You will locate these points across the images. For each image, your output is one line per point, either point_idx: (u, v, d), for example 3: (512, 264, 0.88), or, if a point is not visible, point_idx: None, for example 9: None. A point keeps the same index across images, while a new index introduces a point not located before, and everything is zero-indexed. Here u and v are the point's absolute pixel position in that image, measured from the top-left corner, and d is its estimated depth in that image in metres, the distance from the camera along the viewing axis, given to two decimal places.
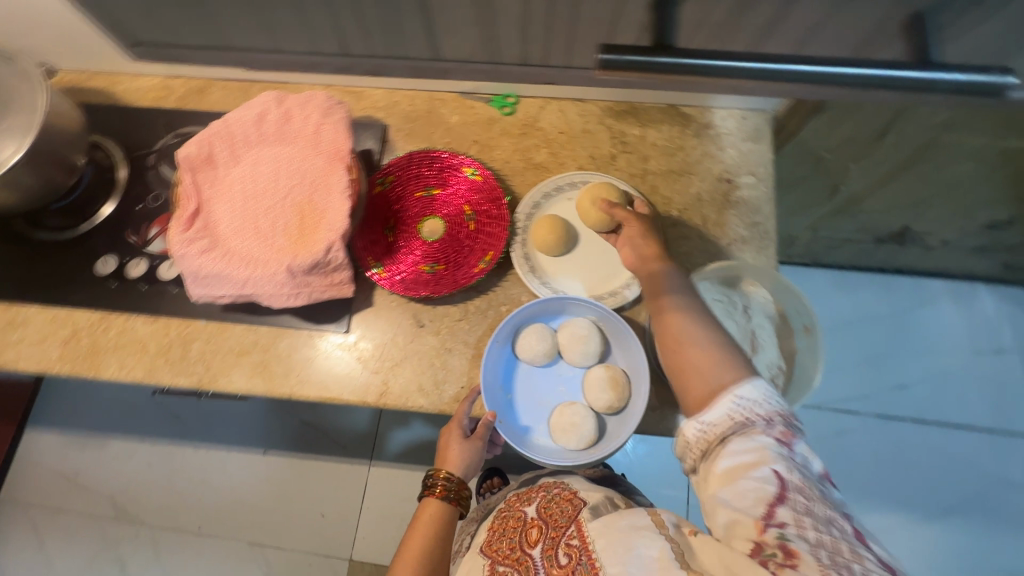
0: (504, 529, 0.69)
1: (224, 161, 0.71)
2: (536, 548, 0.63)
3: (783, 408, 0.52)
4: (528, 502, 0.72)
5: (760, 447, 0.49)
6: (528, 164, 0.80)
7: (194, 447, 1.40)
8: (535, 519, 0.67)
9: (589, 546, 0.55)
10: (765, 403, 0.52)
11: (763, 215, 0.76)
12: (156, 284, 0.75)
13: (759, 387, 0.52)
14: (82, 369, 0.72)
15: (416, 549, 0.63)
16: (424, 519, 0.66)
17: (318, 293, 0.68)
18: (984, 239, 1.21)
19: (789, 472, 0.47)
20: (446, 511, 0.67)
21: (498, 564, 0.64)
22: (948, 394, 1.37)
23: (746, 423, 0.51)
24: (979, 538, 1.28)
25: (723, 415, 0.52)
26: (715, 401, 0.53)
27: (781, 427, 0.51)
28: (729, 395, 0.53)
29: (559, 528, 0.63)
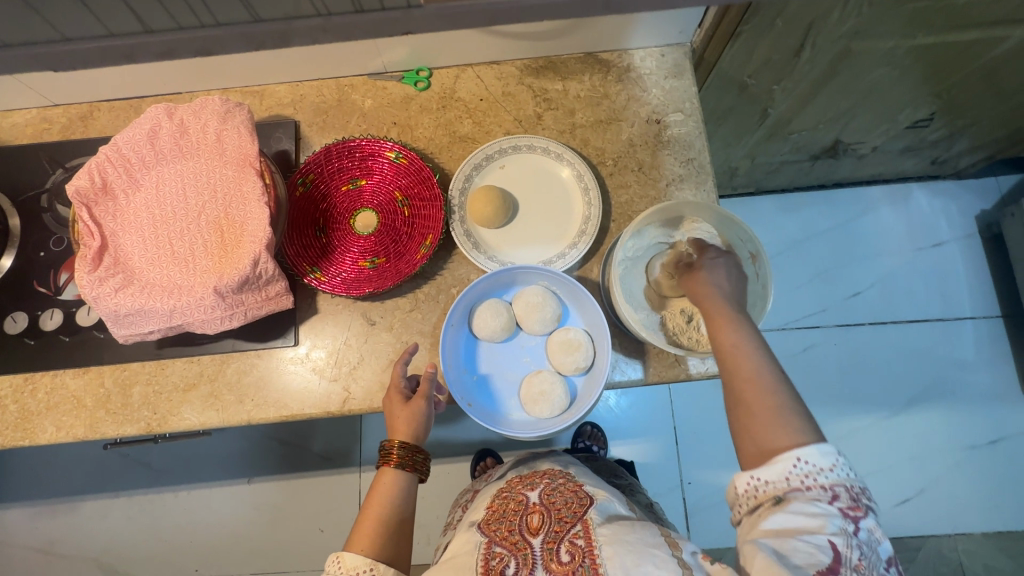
0: (504, 511, 0.66)
1: (122, 188, 0.65)
2: (537, 538, 0.60)
3: (850, 477, 0.50)
4: (529, 486, 0.69)
5: (819, 518, 0.48)
6: (454, 138, 0.77)
7: (173, 491, 1.34)
8: (537, 505, 0.65)
9: (594, 550, 0.56)
10: (833, 468, 0.50)
11: (696, 150, 0.75)
12: (79, 332, 0.69)
13: (829, 452, 0.50)
14: (14, 438, 0.66)
15: (374, 515, 0.60)
16: (381, 489, 0.63)
17: (255, 311, 0.64)
18: (909, 139, 1.25)
19: (846, 546, 0.47)
20: (400, 479, 0.63)
21: (494, 544, 0.60)
22: (898, 293, 1.44)
23: (804, 488, 0.50)
24: (943, 421, 1.36)
25: (781, 476, 0.50)
26: (774, 459, 0.51)
27: (845, 498, 0.49)
28: (791, 457, 0.50)
29: (563, 522, 0.61)
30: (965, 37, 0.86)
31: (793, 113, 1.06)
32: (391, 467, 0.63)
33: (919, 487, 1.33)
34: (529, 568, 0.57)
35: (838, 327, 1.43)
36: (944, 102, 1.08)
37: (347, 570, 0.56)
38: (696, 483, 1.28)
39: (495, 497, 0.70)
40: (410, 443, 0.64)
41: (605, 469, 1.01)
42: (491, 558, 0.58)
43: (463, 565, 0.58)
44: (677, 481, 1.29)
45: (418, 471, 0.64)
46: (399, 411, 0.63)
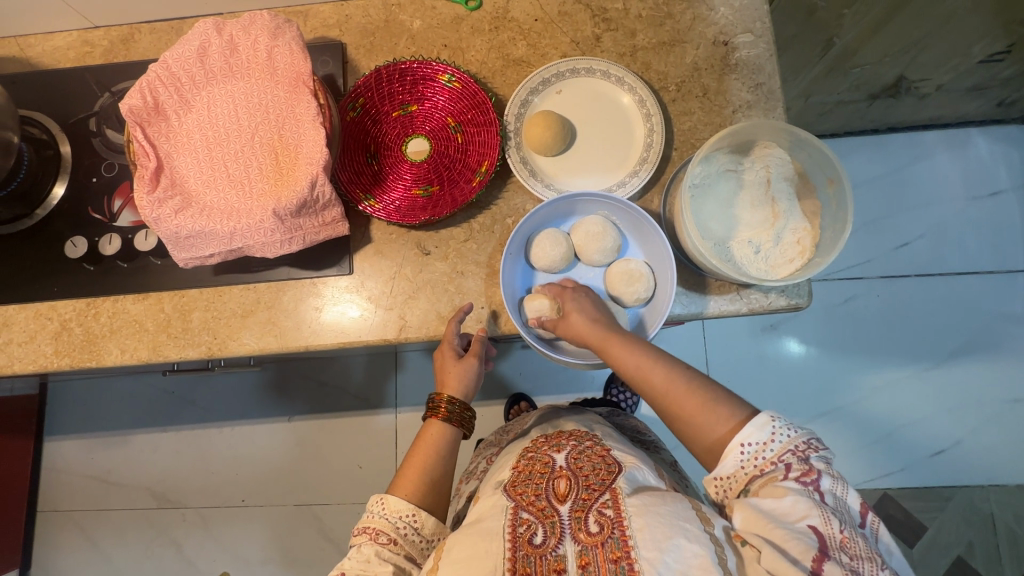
0: (530, 472, 0.60)
1: (174, 108, 0.63)
2: (564, 506, 0.54)
3: (795, 442, 0.51)
4: (556, 448, 0.63)
5: (786, 497, 0.49)
6: (507, 62, 0.73)
7: (218, 427, 1.39)
8: (564, 469, 0.59)
9: (624, 521, 0.50)
10: (774, 440, 0.52)
11: (766, 74, 0.70)
12: (138, 258, 0.69)
13: (763, 425, 0.52)
14: (80, 360, 0.68)
15: (418, 464, 0.63)
16: (426, 439, 0.65)
17: (312, 236, 0.63)
18: (979, 76, 1.16)
19: (826, 524, 0.47)
20: (444, 433, 0.65)
21: (520, 509, 0.54)
22: (949, 243, 1.38)
23: (763, 470, 0.51)
24: (984, 373, 1.34)
25: (737, 467, 0.52)
26: (725, 453, 0.53)
27: (797, 466, 0.51)
28: (736, 445, 0.52)
29: (592, 490, 0.55)
30: None
31: (859, 44, 0.99)
32: (439, 420, 0.66)
33: (955, 438, 1.32)
34: (557, 538, 0.52)
35: (883, 279, 1.38)
36: None
37: (390, 512, 0.59)
38: None
39: (518, 456, 0.65)
40: (459, 399, 0.66)
41: (628, 427, 0.99)
42: (517, 525, 0.52)
43: (491, 533, 0.52)
44: None
45: (464, 427, 0.66)
46: (451, 368, 0.65)
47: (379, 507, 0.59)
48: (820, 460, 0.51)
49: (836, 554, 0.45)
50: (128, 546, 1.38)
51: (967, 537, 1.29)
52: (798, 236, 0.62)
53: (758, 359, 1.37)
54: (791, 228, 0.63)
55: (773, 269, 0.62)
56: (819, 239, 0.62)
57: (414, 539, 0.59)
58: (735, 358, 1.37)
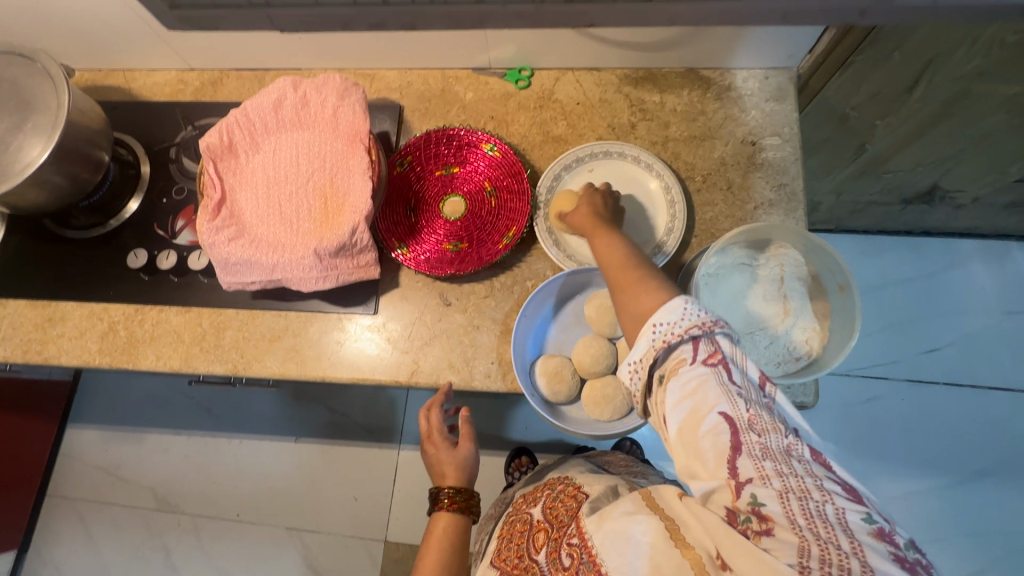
0: (512, 535, 0.68)
1: (245, 149, 0.71)
2: (541, 553, 0.60)
3: (698, 322, 0.47)
4: (533, 504, 0.72)
5: (698, 382, 0.45)
6: (546, 138, 0.79)
7: (227, 438, 1.43)
8: (540, 522, 0.66)
9: (589, 542, 0.53)
10: (686, 315, 0.48)
11: (790, 176, 0.74)
12: (187, 275, 0.76)
13: (673, 306, 0.49)
14: (120, 360, 0.73)
15: (434, 558, 0.64)
16: (437, 533, 0.67)
17: (345, 276, 0.69)
18: (1017, 194, 1.17)
19: (733, 406, 0.42)
20: (455, 522, 0.68)
21: (506, 573, 0.62)
22: (982, 356, 1.34)
23: (669, 348, 0.48)
24: (1015, 499, 1.26)
25: (647, 348, 0.49)
26: (637, 335, 0.50)
27: (705, 348, 0.46)
28: (647, 326, 0.50)
29: (561, 526, 0.61)
30: None
31: (891, 152, 1.02)
32: (450, 512, 0.68)
33: (980, 566, 1.23)
34: None
35: (909, 382, 1.34)
36: None
37: None
38: None
39: (505, 523, 0.73)
40: (464, 488, 0.70)
41: None
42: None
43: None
44: None
45: (472, 512, 0.69)
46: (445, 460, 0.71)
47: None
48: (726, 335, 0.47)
49: (748, 443, 0.41)
50: (121, 543, 1.41)
51: None
52: (807, 336, 0.64)
53: None
54: (799, 327, 0.64)
55: (778, 364, 0.64)
56: (826, 342, 0.64)
57: None
58: None
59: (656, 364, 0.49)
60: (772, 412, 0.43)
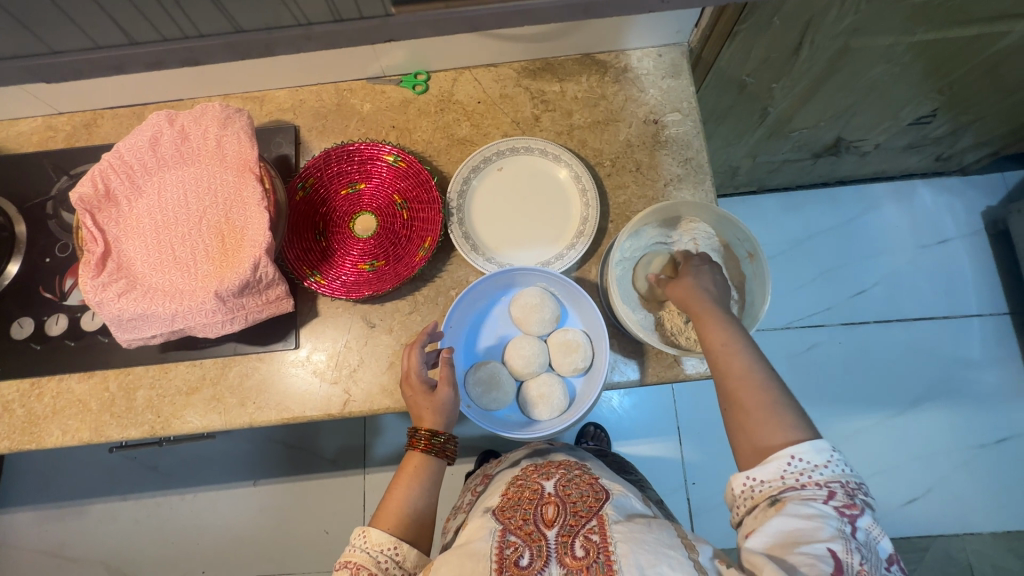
0: (518, 500, 0.63)
1: (125, 194, 0.66)
2: (552, 530, 0.57)
3: (843, 474, 0.50)
4: (545, 476, 0.67)
5: (815, 519, 0.47)
6: (452, 141, 0.77)
7: (180, 495, 1.35)
8: (552, 496, 0.62)
9: (610, 547, 0.53)
10: (828, 465, 0.50)
11: (694, 149, 0.75)
12: (84, 337, 0.70)
13: (822, 449, 0.50)
14: (21, 442, 0.67)
15: (402, 497, 0.61)
16: (409, 471, 0.63)
17: (256, 314, 0.65)
18: (912, 136, 1.24)
19: (846, 551, 0.45)
20: (428, 464, 0.63)
21: (509, 533, 0.57)
22: (904, 290, 1.43)
23: (798, 487, 0.49)
24: (950, 418, 1.35)
25: (775, 475, 0.50)
26: (768, 457, 0.51)
27: (840, 496, 0.49)
28: (786, 455, 0.50)
29: (579, 517, 0.58)
30: (966, 33, 0.86)
31: (793, 112, 1.05)
32: (421, 451, 0.63)
33: (927, 487, 1.32)
34: (543, 560, 0.54)
35: (843, 326, 1.41)
36: (948, 97, 1.07)
37: (371, 545, 0.56)
38: (699, 484, 1.29)
39: (509, 484, 0.68)
40: (441, 430, 0.64)
41: (615, 464, 0.99)
42: (505, 547, 0.55)
43: (478, 554, 0.54)
44: (681, 482, 1.29)
45: (448, 457, 0.64)
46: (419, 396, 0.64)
47: (360, 541, 0.57)
48: (863, 503, 0.50)
49: None
50: None
51: None
52: None
53: None
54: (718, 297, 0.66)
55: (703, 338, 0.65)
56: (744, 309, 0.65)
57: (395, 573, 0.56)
58: None
59: (773, 491, 0.50)
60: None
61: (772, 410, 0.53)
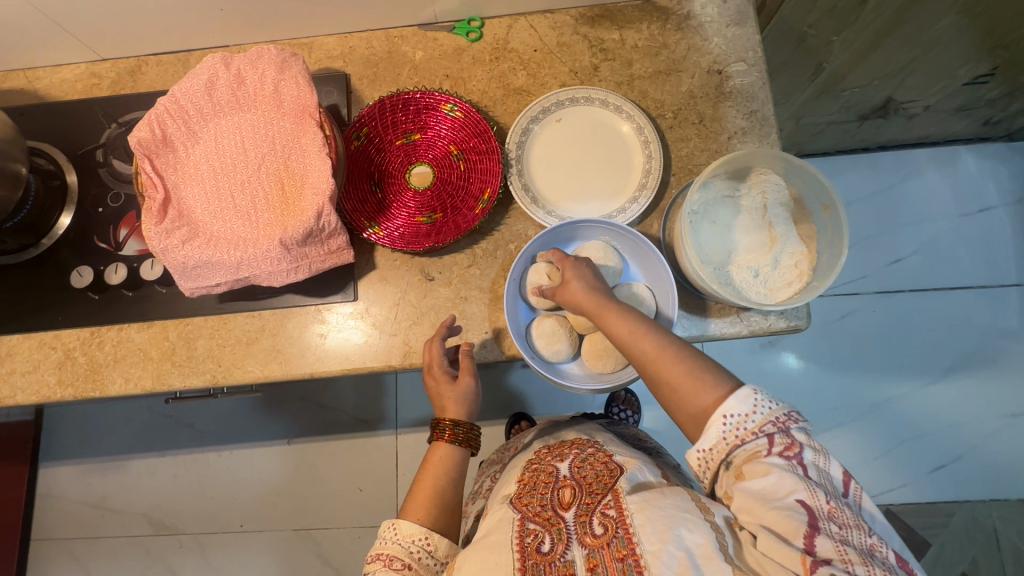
0: (533, 485, 0.61)
1: (182, 140, 0.64)
2: (570, 513, 0.56)
3: (774, 412, 0.52)
4: (559, 459, 0.65)
5: (772, 473, 0.49)
6: (508, 91, 0.75)
7: (216, 452, 1.38)
8: (568, 479, 0.60)
9: (628, 520, 0.52)
10: (757, 411, 0.52)
11: (760, 101, 0.72)
12: (143, 287, 0.70)
13: (744, 398, 0.52)
14: (85, 390, 0.68)
15: (429, 487, 0.63)
16: (434, 461, 0.66)
17: (317, 265, 0.64)
18: (965, 97, 1.19)
19: (812, 497, 0.47)
20: (453, 454, 0.66)
21: (527, 521, 0.56)
22: (941, 259, 1.40)
23: (743, 443, 0.51)
24: (981, 387, 1.35)
25: (718, 439, 0.52)
26: (707, 425, 0.53)
27: (779, 439, 0.51)
28: (719, 417, 0.52)
29: (595, 495, 0.57)
30: None
31: (848, 69, 1.02)
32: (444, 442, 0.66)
33: (956, 454, 1.33)
34: (564, 544, 0.53)
35: (878, 295, 1.40)
36: (1010, 56, 1.03)
37: (403, 537, 0.59)
38: None
39: (524, 470, 0.66)
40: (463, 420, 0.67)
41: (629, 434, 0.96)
42: (525, 536, 0.54)
43: (500, 545, 0.54)
44: None
45: (471, 446, 0.67)
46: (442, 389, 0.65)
47: (391, 534, 0.60)
48: (802, 431, 0.52)
49: (825, 527, 0.46)
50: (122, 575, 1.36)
51: (970, 553, 1.29)
52: (795, 260, 0.63)
53: (757, 375, 1.38)
54: (788, 252, 0.64)
55: (771, 292, 0.63)
56: (815, 264, 0.64)
57: (428, 562, 0.59)
58: None
59: (728, 453, 0.52)
60: (851, 508, 0.48)
61: (695, 375, 0.55)
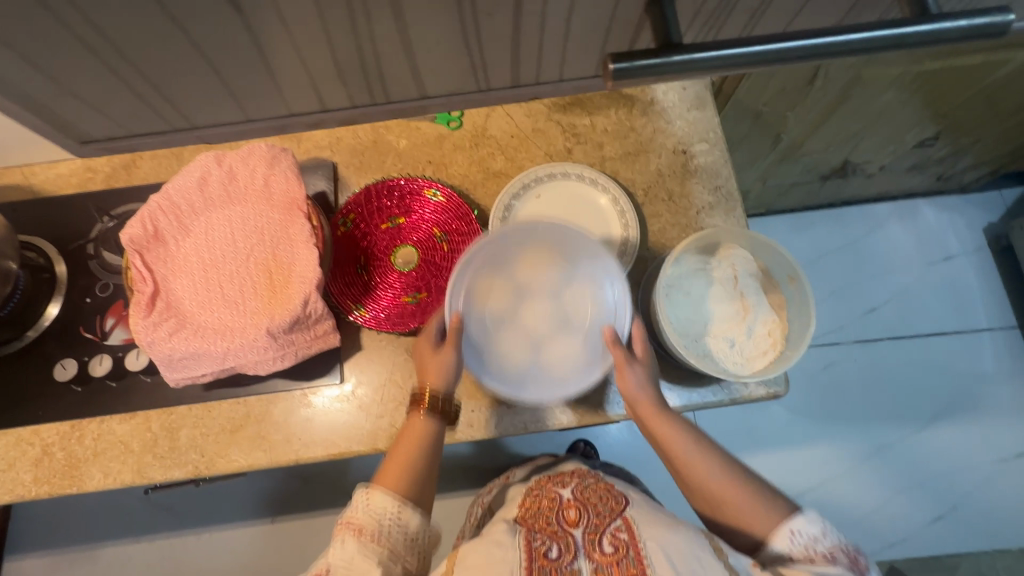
0: (538, 508, 0.66)
1: (173, 234, 0.66)
2: (577, 530, 0.61)
3: (841, 541, 0.56)
4: (561, 484, 0.69)
5: None
6: (487, 175, 0.79)
7: (196, 534, 1.32)
8: (571, 501, 0.65)
9: (638, 544, 0.56)
10: (825, 535, 0.56)
11: (723, 177, 0.77)
12: (127, 377, 0.70)
13: (815, 519, 0.57)
14: (62, 487, 0.66)
15: (403, 456, 0.61)
16: (409, 433, 0.63)
17: (304, 350, 0.65)
18: (916, 157, 1.28)
19: None
20: (430, 425, 0.63)
21: (535, 531, 0.61)
22: (914, 307, 1.45)
23: (807, 557, 0.55)
24: (969, 432, 1.36)
25: (785, 550, 0.56)
26: (776, 534, 0.57)
27: (843, 562, 0.55)
28: (788, 529, 0.57)
29: (602, 516, 0.62)
30: (969, 62, 0.89)
31: (804, 138, 1.09)
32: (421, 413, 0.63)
33: (951, 503, 1.33)
34: (571, 554, 0.58)
35: (858, 344, 1.43)
36: (951, 122, 1.11)
37: (375, 507, 0.58)
38: None
39: (525, 495, 0.70)
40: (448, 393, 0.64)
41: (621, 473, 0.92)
42: (533, 542, 0.59)
43: (507, 545, 0.58)
44: None
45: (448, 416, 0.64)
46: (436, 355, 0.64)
47: (363, 502, 0.59)
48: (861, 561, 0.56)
49: None
50: None
51: None
52: (768, 329, 0.66)
53: (748, 429, 1.38)
54: (760, 322, 0.67)
55: (748, 362, 0.66)
56: (787, 333, 0.66)
57: (398, 534, 0.57)
58: (725, 434, 1.37)
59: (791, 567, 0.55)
60: None
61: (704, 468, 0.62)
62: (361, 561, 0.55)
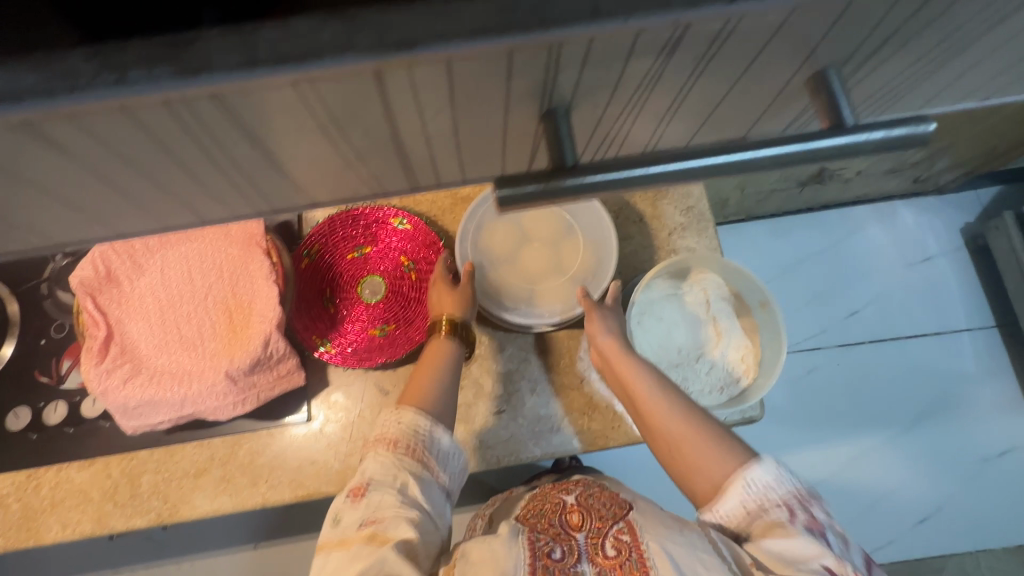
0: (540, 509, 0.64)
1: (126, 274, 0.63)
2: (581, 533, 0.57)
3: (794, 482, 0.51)
4: (565, 489, 0.67)
5: (799, 539, 0.47)
6: (456, 199, 0.77)
7: (177, 563, 1.29)
8: (575, 505, 0.62)
9: (640, 545, 0.52)
10: (779, 479, 0.51)
11: (695, 197, 0.76)
12: (85, 423, 0.67)
13: (769, 466, 0.51)
14: (18, 540, 0.64)
15: (423, 376, 0.62)
16: (430, 354, 0.64)
17: (266, 392, 0.64)
18: (892, 162, 1.28)
19: (840, 565, 0.45)
20: (451, 351, 0.65)
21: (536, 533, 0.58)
22: (894, 309, 1.45)
23: (761, 509, 0.50)
24: (951, 433, 1.37)
25: (737, 503, 0.50)
26: (727, 487, 0.51)
27: (799, 510, 0.49)
28: (741, 478, 0.51)
29: (605, 519, 0.58)
30: None
31: None
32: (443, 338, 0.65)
33: (936, 505, 1.34)
34: (575, 557, 0.54)
35: (840, 348, 1.43)
36: None
37: (380, 465, 0.55)
38: None
39: (531, 499, 0.69)
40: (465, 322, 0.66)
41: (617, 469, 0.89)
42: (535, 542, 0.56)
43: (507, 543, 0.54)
44: None
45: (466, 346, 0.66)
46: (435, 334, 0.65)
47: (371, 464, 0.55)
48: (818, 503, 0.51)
49: None
50: None
51: None
52: (741, 354, 0.65)
53: None
54: (732, 348, 0.66)
55: (722, 390, 0.65)
56: (760, 358, 0.66)
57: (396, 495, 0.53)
58: None
59: (745, 521, 0.50)
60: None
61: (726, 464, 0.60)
62: (379, 498, 0.52)
